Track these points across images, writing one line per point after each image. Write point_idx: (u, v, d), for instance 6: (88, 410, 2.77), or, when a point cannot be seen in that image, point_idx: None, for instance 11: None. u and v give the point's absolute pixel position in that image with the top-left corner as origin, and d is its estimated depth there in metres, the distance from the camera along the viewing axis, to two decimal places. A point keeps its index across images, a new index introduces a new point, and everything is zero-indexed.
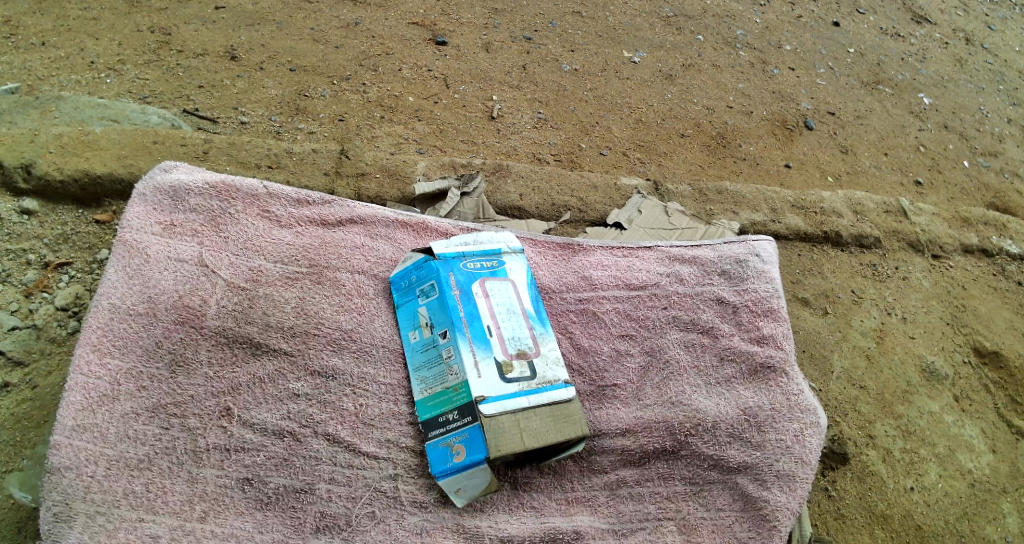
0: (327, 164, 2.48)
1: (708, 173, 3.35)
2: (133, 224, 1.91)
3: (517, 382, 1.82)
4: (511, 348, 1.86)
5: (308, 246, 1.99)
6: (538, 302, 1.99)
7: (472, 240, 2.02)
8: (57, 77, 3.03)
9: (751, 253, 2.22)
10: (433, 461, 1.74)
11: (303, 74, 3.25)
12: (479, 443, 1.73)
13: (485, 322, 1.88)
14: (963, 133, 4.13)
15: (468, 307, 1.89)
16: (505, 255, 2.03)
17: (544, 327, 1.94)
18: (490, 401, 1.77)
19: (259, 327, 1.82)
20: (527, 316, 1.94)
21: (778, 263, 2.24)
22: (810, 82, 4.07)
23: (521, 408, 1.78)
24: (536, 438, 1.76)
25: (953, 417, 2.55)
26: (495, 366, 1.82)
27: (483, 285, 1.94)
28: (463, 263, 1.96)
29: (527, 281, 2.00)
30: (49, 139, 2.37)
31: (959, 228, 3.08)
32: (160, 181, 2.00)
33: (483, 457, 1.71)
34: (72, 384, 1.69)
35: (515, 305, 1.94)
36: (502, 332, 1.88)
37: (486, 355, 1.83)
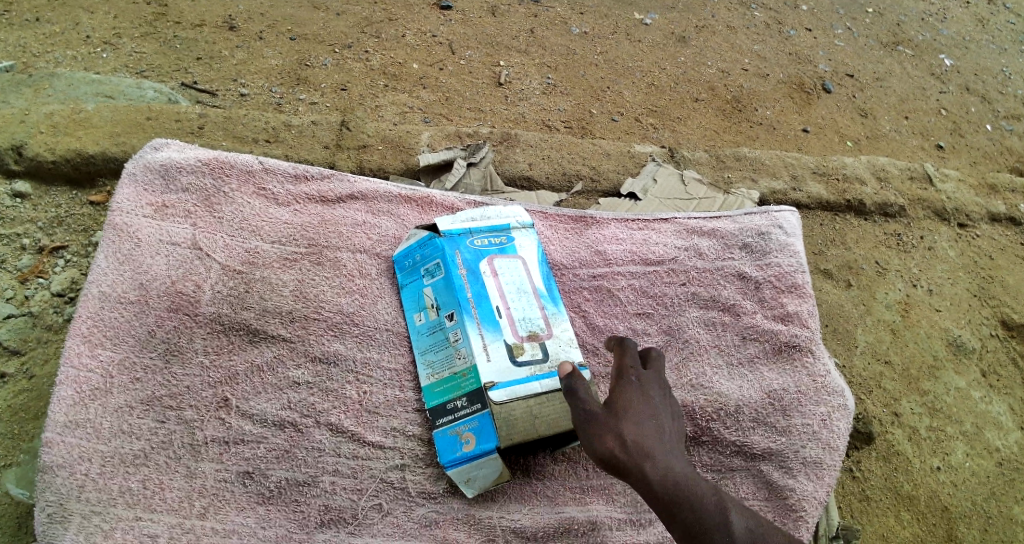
0: (327, 136, 2.38)
1: (723, 138, 3.25)
2: (123, 206, 1.83)
3: (528, 366, 1.74)
4: (522, 329, 1.78)
5: (307, 225, 1.90)
6: (550, 280, 1.90)
7: (480, 216, 1.93)
8: (52, 53, 2.93)
9: (774, 224, 2.10)
10: (441, 450, 1.67)
11: (304, 43, 3.14)
12: (489, 431, 1.65)
13: (495, 302, 1.79)
14: (986, 96, 3.99)
15: (476, 287, 1.80)
16: (514, 230, 1.93)
17: (557, 306, 1.85)
18: (500, 387, 1.69)
19: (256, 312, 1.74)
20: (538, 295, 1.85)
21: (803, 235, 2.13)
22: (828, 43, 3.92)
23: (533, 393, 1.70)
24: (550, 425, 1.69)
25: (981, 393, 2.46)
26: (506, 349, 1.74)
27: (491, 262, 1.85)
28: (470, 240, 1.87)
29: (539, 258, 1.91)
30: (40, 118, 2.27)
31: (986, 195, 2.95)
32: (151, 160, 1.91)
33: (493, 446, 1.64)
34: (62, 378, 1.62)
35: (526, 283, 1.85)
36: (512, 313, 1.79)
37: (495, 338, 1.74)
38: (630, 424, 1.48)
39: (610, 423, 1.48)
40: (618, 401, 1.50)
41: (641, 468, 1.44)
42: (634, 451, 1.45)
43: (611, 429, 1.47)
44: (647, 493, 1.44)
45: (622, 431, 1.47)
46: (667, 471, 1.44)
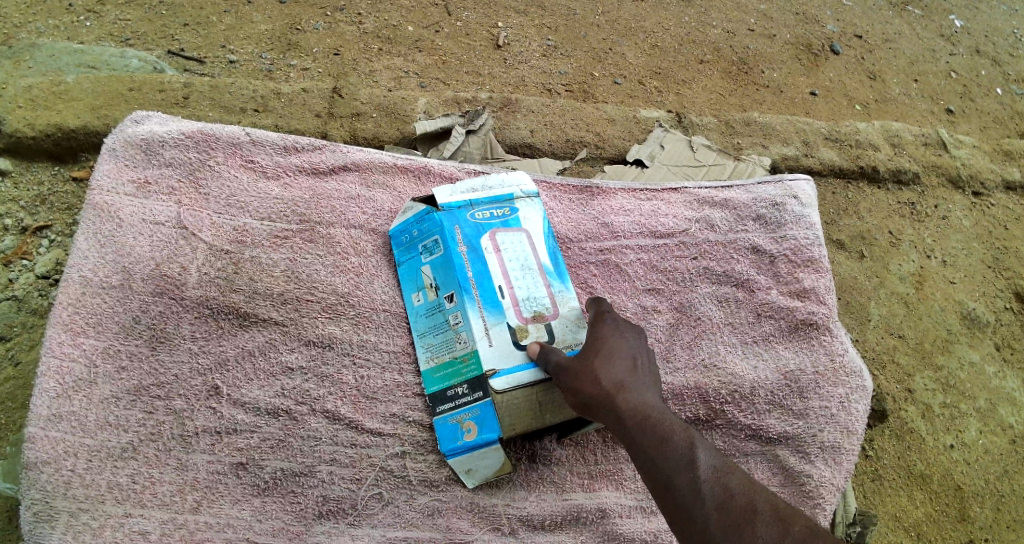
0: (318, 104, 2.28)
1: (729, 102, 3.15)
2: (103, 184, 1.74)
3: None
4: (527, 311, 1.70)
5: (298, 200, 1.82)
6: (556, 254, 1.81)
7: (481, 186, 1.84)
8: (33, 22, 2.82)
9: (789, 195, 2.02)
10: (442, 438, 1.61)
11: (294, 6, 3.02)
12: (492, 420, 1.59)
13: (497, 282, 1.71)
14: (996, 58, 3.88)
15: (477, 265, 1.72)
16: (518, 201, 1.84)
17: (563, 283, 1.77)
18: (502, 375, 1.62)
19: (246, 295, 1.67)
20: (544, 272, 1.76)
21: (818, 206, 2.04)
22: (836, 3, 3.79)
23: (537, 379, 1.63)
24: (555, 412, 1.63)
25: (995, 368, 2.40)
26: (509, 332, 1.66)
27: (494, 237, 1.76)
28: (471, 214, 1.78)
29: (544, 231, 1.82)
30: (18, 92, 2.16)
31: (1001, 162, 2.87)
32: (131, 134, 1.81)
33: (496, 437, 1.58)
34: (45, 368, 1.55)
35: (530, 259, 1.77)
36: (515, 292, 1.71)
37: (498, 321, 1.67)
38: (605, 366, 1.51)
39: (588, 366, 1.51)
40: (595, 344, 1.54)
41: (614, 404, 1.47)
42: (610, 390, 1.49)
43: (589, 372, 1.50)
44: (619, 428, 1.46)
45: (599, 372, 1.50)
46: (636, 404, 1.47)
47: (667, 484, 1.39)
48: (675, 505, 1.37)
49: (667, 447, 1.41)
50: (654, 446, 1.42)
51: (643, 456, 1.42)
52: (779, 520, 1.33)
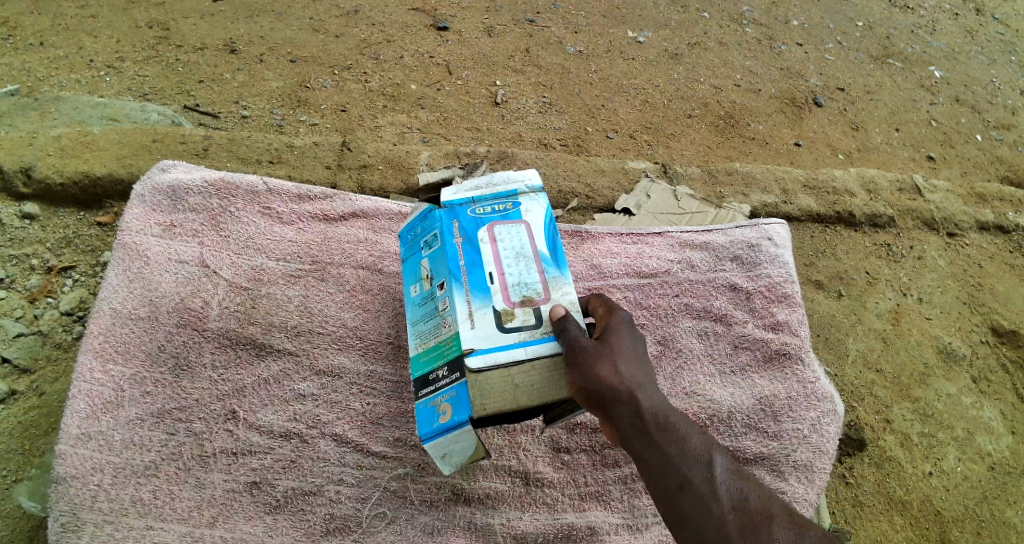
0: (328, 157, 2.44)
1: (717, 154, 3.31)
2: (132, 226, 1.91)
3: (517, 332, 1.57)
4: (515, 295, 1.60)
5: (310, 243, 1.97)
6: (557, 244, 1.70)
7: (486, 184, 1.78)
8: (57, 77, 3.03)
9: (764, 237, 2.16)
10: (420, 422, 1.58)
11: (304, 65, 3.21)
12: (465, 402, 1.53)
13: (488, 268, 1.63)
14: (975, 106, 4.06)
15: (469, 255, 1.66)
16: (523, 196, 1.75)
17: (560, 269, 1.65)
18: (479, 354, 1.55)
19: (263, 327, 1.82)
20: (540, 259, 1.66)
21: (793, 246, 2.18)
22: (819, 58, 3.99)
23: (515, 360, 1.54)
24: (533, 396, 1.54)
25: (971, 399, 2.50)
26: (493, 315, 1.58)
27: (491, 229, 1.69)
28: (471, 209, 1.72)
29: (546, 222, 1.71)
30: (48, 141, 2.32)
31: (974, 204, 3.01)
32: (159, 182, 1.99)
33: (467, 418, 1.52)
34: (75, 392, 1.68)
35: (527, 247, 1.67)
36: (505, 278, 1.62)
37: (483, 305, 1.59)
38: (625, 359, 1.53)
39: (610, 357, 1.52)
40: (614, 338, 1.56)
41: (635, 398, 1.50)
42: (629, 384, 1.51)
43: (610, 362, 1.51)
44: (638, 423, 1.49)
45: (620, 366, 1.52)
46: (656, 402, 1.51)
47: (681, 483, 1.45)
48: (685, 506, 1.44)
49: (686, 447, 1.48)
50: (676, 449, 1.47)
51: (662, 458, 1.47)
52: (794, 524, 1.41)
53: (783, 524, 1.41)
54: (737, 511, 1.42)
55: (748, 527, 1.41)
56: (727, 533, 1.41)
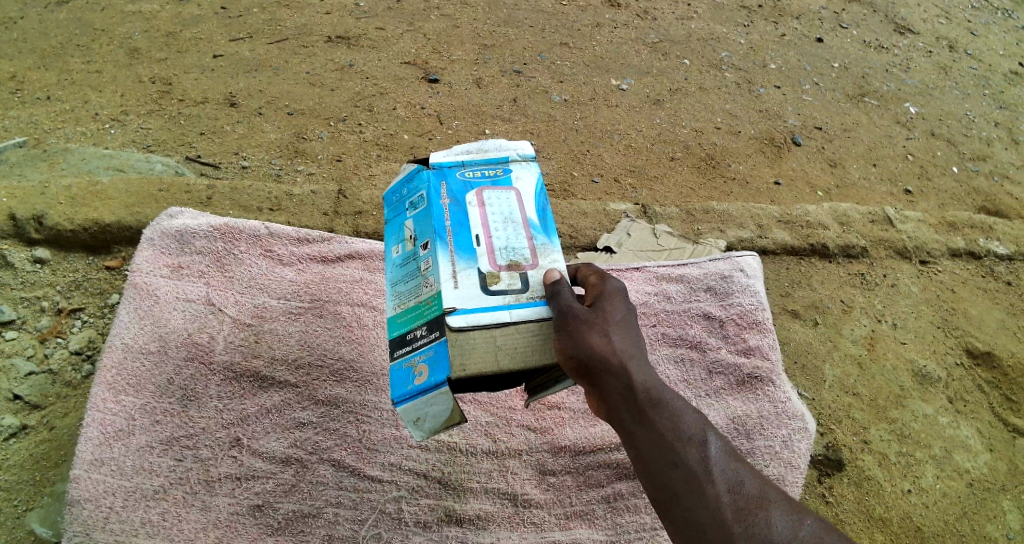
0: (326, 204, 2.56)
1: (699, 195, 3.43)
2: (142, 267, 2.05)
3: (502, 295, 1.56)
4: (502, 258, 1.60)
5: (308, 282, 2.13)
6: (546, 213, 1.71)
7: (477, 149, 1.79)
8: (63, 129, 3.19)
9: (736, 268, 2.38)
10: (395, 383, 1.56)
11: (301, 117, 3.36)
12: (443, 362, 1.52)
13: (475, 231, 1.64)
14: (950, 140, 4.21)
15: (457, 217, 1.66)
16: (513, 164, 1.76)
17: (549, 237, 1.66)
18: (461, 313, 1.53)
19: (266, 360, 1.95)
20: (528, 225, 1.66)
21: (763, 277, 2.40)
22: (796, 98, 4.16)
23: (499, 322, 1.52)
24: (513, 359, 1.53)
25: (948, 418, 2.58)
26: (478, 277, 1.58)
27: (480, 194, 1.70)
28: (461, 173, 1.74)
29: (537, 190, 1.72)
30: (59, 190, 2.46)
31: (945, 233, 3.14)
32: (167, 227, 2.13)
33: (444, 378, 1.51)
34: (89, 421, 1.78)
35: (515, 213, 1.68)
36: (493, 241, 1.63)
37: (468, 266, 1.59)
38: (617, 329, 1.49)
39: (602, 326, 1.48)
40: (607, 307, 1.52)
41: (627, 369, 1.45)
42: (621, 356, 1.46)
43: (602, 332, 1.47)
44: (630, 396, 1.44)
45: (612, 337, 1.48)
46: (649, 376, 1.46)
47: (674, 461, 1.41)
48: (677, 486, 1.40)
49: (679, 423, 1.43)
50: (668, 425, 1.43)
51: (653, 432, 1.43)
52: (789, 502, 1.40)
53: (781, 508, 1.38)
54: (733, 495, 1.39)
55: (743, 511, 1.37)
56: (722, 518, 1.37)
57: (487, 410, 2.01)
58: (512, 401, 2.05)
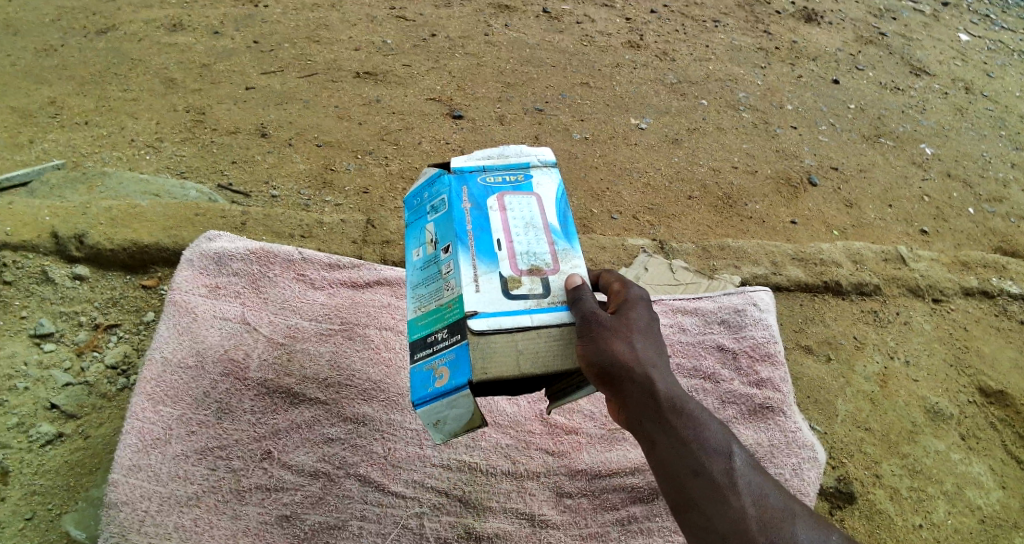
0: (354, 233, 2.66)
1: (716, 233, 3.50)
2: (182, 286, 2.18)
3: (523, 300, 1.60)
4: (523, 264, 1.66)
5: (339, 306, 2.25)
6: (566, 219, 1.77)
7: (498, 156, 1.86)
8: (100, 154, 3.31)
9: (749, 303, 2.49)
10: (416, 387, 1.60)
11: (329, 149, 3.47)
12: (464, 365, 1.55)
13: (496, 236, 1.69)
14: (966, 181, 4.26)
15: (479, 220, 1.72)
16: (534, 170, 1.83)
17: (569, 243, 1.71)
18: (483, 317, 1.57)
19: (297, 378, 2.06)
20: (549, 231, 1.72)
21: (775, 312, 2.51)
22: (813, 140, 4.23)
23: (520, 326, 1.57)
24: (535, 364, 1.55)
25: (960, 454, 2.60)
26: (499, 281, 1.62)
27: (501, 198, 1.76)
28: (482, 177, 1.80)
29: (557, 197, 1.79)
30: (100, 211, 2.56)
31: (958, 272, 3.19)
32: (206, 248, 2.27)
33: (466, 381, 1.53)
34: (129, 428, 1.88)
35: (536, 219, 1.74)
36: (514, 247, 1.68)
37: (490, 270, 1.64)
38: (640, 337, 1.54)
39: (626, 333, 1.53)
40: (630, 315, 1.57)
41: (650, 376, 1.49)
42: (644, 362, 1.51)
43: (627, 339, 1.52)
44: (652, 402, 1.48)
45: (636, 344, 1.52)
46: (672, 385, 1.51)
47: (696, 470, 1.47)
48: (700, 495, 1.46)
49: (701, 433, 1.49)
50: (690, 434, 1.48)
51: (674, 440, 1.48)
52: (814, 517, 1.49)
53: (805, 521, 1.47)
54: (758, 507, 1.46)
55: (769, 523, 1.45)
56: (746, 528, 1.44)
57: (507, 433, 2.07)
58: (530, 424, 2.11)
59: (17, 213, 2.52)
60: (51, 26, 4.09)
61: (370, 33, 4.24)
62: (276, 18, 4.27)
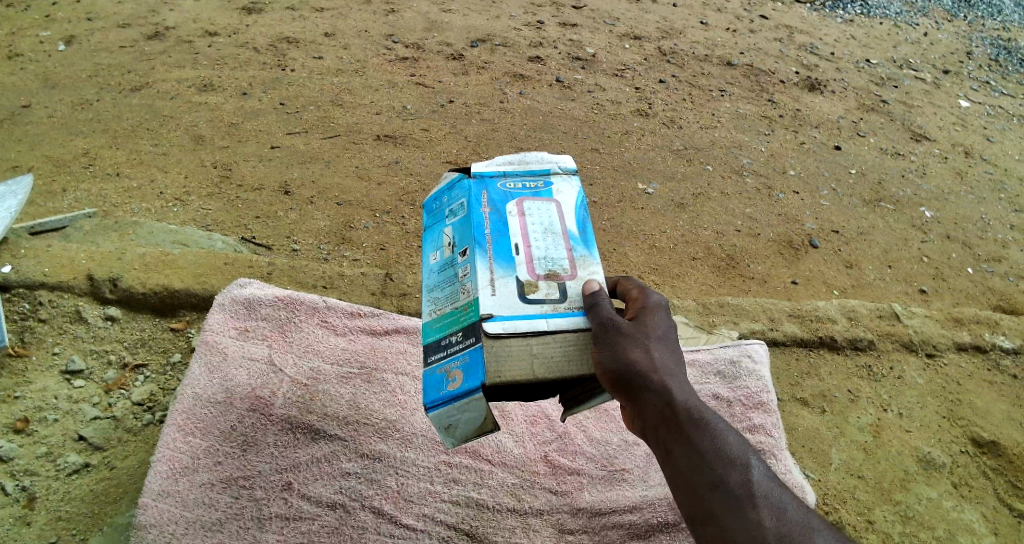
0: (373, 285, 2.80)
1: (719, 292, 3.64)
2: (214, 328, 2.36)
3: (539, 304, 1.69)
4: (540, 268, 1.74)
5: (358, 351, 2.40)
6: (584, 224, 1.86)
7: (519, 162, 1.98)
8: (130, 204, 3.49)
9: (744, 355, 2.65)
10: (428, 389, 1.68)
11: (349, 207, 3.65)
12: (477, 368, 1.62)
13: (514, 240, 1.79)
14: (965, 242, 4.39)
15: (497, 224, 1.82)
16: (554, 177, 1.94)
17: (587, 249, 1.80)
18: (497, 321, 1.66)
19: (319, 415, 2.20)
20: (567, 236, 1.81)
21: (769, 364, 2.66)
22: (814, 204, 4.38)
23: (536, 330, 1.65)
24: (548, 369, 1.63)
25: (952, 502, 2.65)
26: (515, 286, 1.71)
27: (520, 204, 1.87)
28: (502, 183, 1.92)
29: (576, 203, 1.89)
30: (134, 259, 2.73)
31: (951, 327, 3.29)
32: (237, 294, 2.46)
33: (478, 384, 1.60)
34: (160, 456, 2.03)
35: (555, 224, 1.83)
36: (532, 251, 1.77)
37: (507, 274, 1.73)
38: (658, 344, 1.61)
39: (643, 341, 1.60)
40: (649, 322, 1.64)
41: (667, 385, 1.56)
42: (660, 371, 1.57)
43: (643, 347, 1.59)
44: (669, 411, 1.54)
45: (653, 352, 1.59)
46: (689, 396, 1.56)
47: (715, 482, 1.48)
48: (719, 505, 1.47)
49: (720, 444, 1.52)
50: (707, 445, 1.51)
51: (691, 450, 1.51)
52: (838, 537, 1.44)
53: (824, 534, 1.43)
54: (776, 519, 1.44)
55: (787, 534, 1.42)
56: (763, 538, 1.42)
57: (512, 472, 2.18)
58: (534, 465, 2.21)
59: (55, 257, 2.69)
60: (88, 82, 4.34)
61: (390, 98, 4.46)
62: (302, 81, 4.50)
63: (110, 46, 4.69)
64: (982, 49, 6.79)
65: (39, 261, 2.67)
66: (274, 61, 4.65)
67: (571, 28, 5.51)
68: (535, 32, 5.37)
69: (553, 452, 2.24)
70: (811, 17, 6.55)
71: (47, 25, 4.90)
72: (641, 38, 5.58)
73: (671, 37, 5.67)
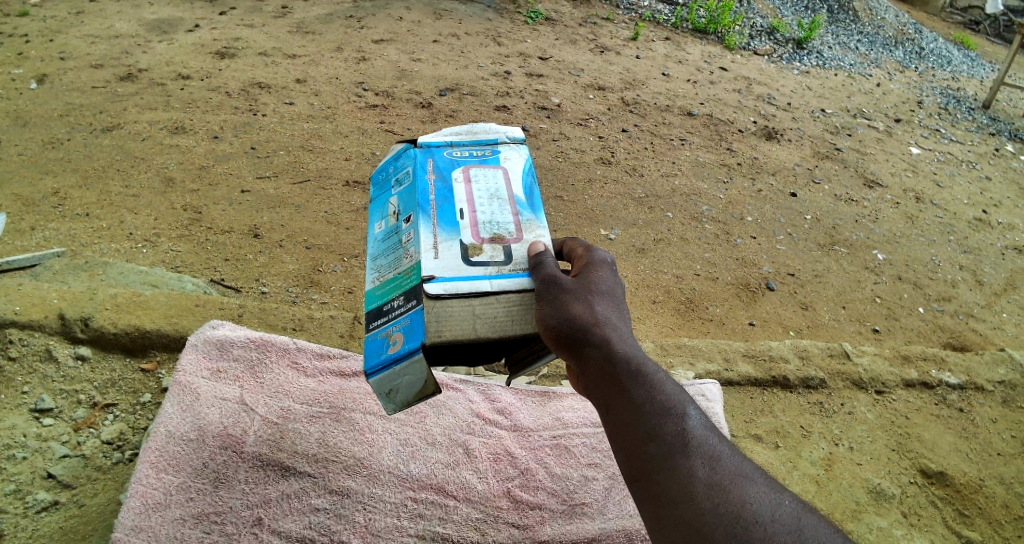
0: (342, 327, 2.88)
1: (678, 332, 3.76)
2: (187, 369, 2.42)
3: (483, 266, 1.76)
4: (485, 232, 1.82)
5: (327, 392, 2.46)
6: (531, 189, 1.94)
7: (467, 133, 2.06)
8: (99, 244, 3.54)
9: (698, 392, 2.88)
10: (368, 353, 1.74)
11: (318, 251, 3.73)
12: (418, 329, 1.69)
13: (459, 206, 1.87)
14: (917, 282, 4.59)
15: (443, 191, 1.91)
16: (502, 146, 2.02)
17: (534, 214, 1.87)
18: (439, 281, 1.72)
19: (289, 453, 2.26)
20: (514, 202, 1.89)
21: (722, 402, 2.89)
22: (771, 248, 4.56)
23: (478, 290, 1.71)
24: (492, 329, 1.71)
25: (902, 530, 2.74)
26: (459, 249, 1.78)
27: (466, 171, 1.95)
28: (450, 153, 2.00)
29: (522, 170, 1.97)
30: (106, 299, 2.79)
31: (899, 365, 3.44)
32: (210, 335, 2.53)
33: (419, 345, 1.67)
34: (133, 492, 2.08)
35: (501, 191, 1.91)
36: (477, 217, 1.85)
37: (450, 237, 1.80)
38: (600, 299, 1.69)
39: (586, 296, 1.69)
40: (592, 278, 1.73)
41: (607, 338, 1.64)
42: (601, 325, 1.65)
43: (585, 302, 1.67)
44: (609, 364, 1.62)
45: (595, 307, 1.67)
46: (630, 350, 1.64)
47: (653, 434, 1.57)
48: (655, 457, 1.55)
49: (657, 397, 1.60)
50: (644, 396, 1.60)
51: (630, 403, 1.60)
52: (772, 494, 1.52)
53: (755, 483, 1.53)
54: (707, 469, 1.53)
55: (716, 485, 1.51)
56: (693, 490, 1.51)
57: (477, 507, 2.25)
58: (497, 500, 2.28)
59: (27, 296, 2.74)
60: (57, 122, 4.41)
61: (360, 145, 4.58)
62: (273, 127, 4.61)
63: (82, 86, 4.78)
64: (932, 98, 7.13)
65: (10, 300, 2.71)
66: (246, 106, 4.76)
67: (537, 78, 5.71)
68: (502, 81, 5.56)
69: (515, 487, 2.31)
70: (768, 69, 6.85)
71: (19, 64, 4.98)
72: (604, 89, 5.79)
73: (633, 88, 5.90)
